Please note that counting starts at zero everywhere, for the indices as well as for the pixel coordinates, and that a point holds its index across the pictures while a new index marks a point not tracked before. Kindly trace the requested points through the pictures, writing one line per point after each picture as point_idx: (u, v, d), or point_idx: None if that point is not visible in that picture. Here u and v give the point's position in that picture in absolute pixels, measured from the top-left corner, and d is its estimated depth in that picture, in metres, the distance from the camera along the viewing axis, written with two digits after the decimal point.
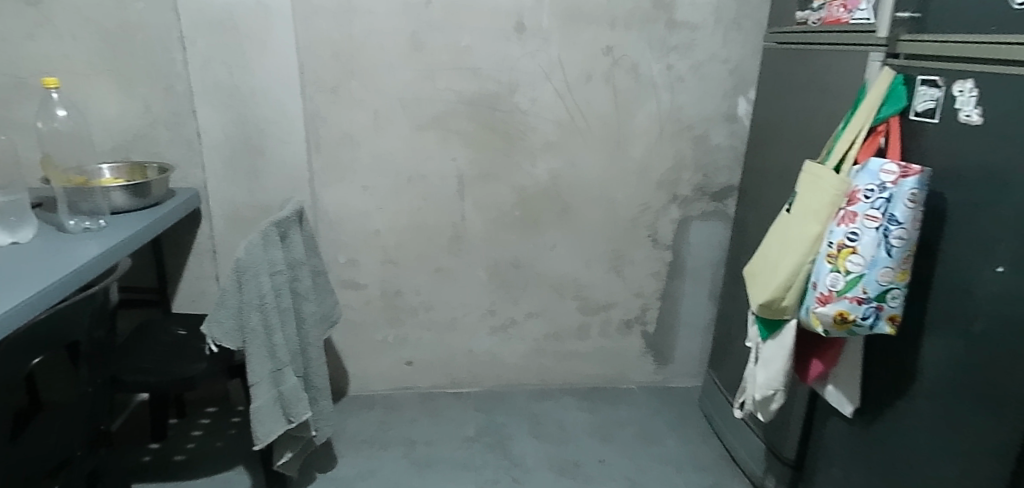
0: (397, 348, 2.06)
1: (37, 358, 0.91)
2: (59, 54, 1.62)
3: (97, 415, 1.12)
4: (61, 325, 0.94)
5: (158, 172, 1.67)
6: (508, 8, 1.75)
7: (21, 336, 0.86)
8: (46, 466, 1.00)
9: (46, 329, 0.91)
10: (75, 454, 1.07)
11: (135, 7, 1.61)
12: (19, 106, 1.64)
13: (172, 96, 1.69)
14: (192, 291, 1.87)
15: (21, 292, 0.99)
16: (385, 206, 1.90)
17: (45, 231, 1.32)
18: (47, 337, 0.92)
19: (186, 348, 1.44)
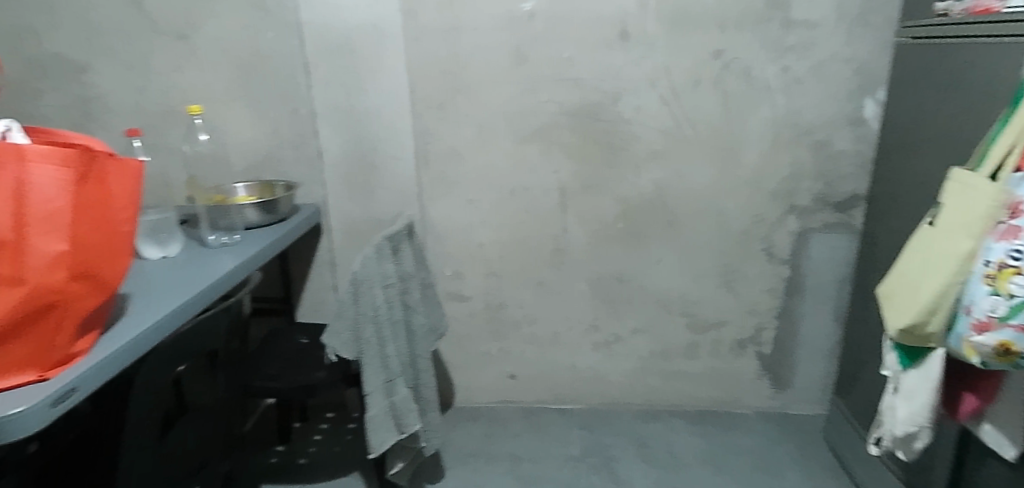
0: (500, 362, 2.06)
1: (181, 367, 0.98)
2: (202, 83, 1.77)
3: (229, 420, 1.19)
4: (201, 336, 1.01)
5: (284, 190, 1.79)
6: (611, 15, 1.72)
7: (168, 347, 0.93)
8: (187, 467, 1.08)
9: (189, 340, 0.98)
10: (211, 456, 1.15)
11: (265, 36, 1.73)
12: (168, 132, 1.81)
13: (297, 118, 1.80)
14: (312, 301, 1.98)
15: (171, 300, 1.07)
16: (489, 219, 1.92)
17: (189, 247, 1.44)
18: (190, 348, 0.99)
19: (309, 356, 1.52)
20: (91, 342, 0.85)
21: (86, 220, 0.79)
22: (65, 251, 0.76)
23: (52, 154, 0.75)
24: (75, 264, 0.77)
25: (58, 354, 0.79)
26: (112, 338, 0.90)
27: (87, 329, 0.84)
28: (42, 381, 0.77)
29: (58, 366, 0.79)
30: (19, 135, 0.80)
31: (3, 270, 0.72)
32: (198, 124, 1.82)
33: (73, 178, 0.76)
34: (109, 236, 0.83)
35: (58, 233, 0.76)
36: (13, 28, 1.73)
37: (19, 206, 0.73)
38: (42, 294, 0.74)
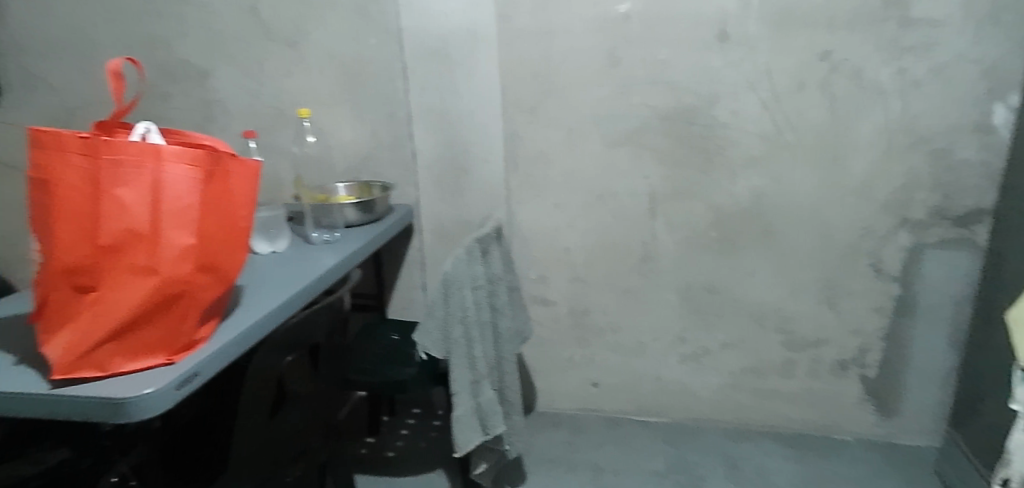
0: (583, 369, 2.04)
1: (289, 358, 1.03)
2: (309, 87, 1.87)
3: (328, 410, 1.24)
4: (305, 331, 1.05)
5: (381, 190, 1.86)
6: (710, 15, 1.66)
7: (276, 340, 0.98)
8: (289, 453, 1.13)
9: (295, 334, 1.03)
10: (311, 444, 1.20)
11: (367, 42, 1.80)
12: (278, 134, 1.92)
13: (394, 121, 1.86)
14: (402, 299, 2.04)
15: (278, 293, 1.13)
16: (576, 223, 1.90)
17: (295, 243, 1.52)
18: (295, 342, 1.04)
19: (400, 352, 1.57)
20: (212, 329, 0.91)
21: (211, 216, 0.85)
22: (193, 245, 0.82)
23: (184, 154, 0.80)
24: (201, 256, 0.83)
25: (184, 339, 0.85)
26: (229, 326, 0.96)
27: (208, 317, 0.90)
28: (170, 365, 0.83)
29: (183, 351, 0.85)
30: (156, 136, 0.86)
31: (140, 260, 0.79)
32: (306, 127, 1.91)
33: (201, 176, 0.82)
34: (230, 230, 0.89)
35: (187, 227, 0.81)
36: (145, 37, 1.88)
37: (156, 202, 0.79)
38: (173, 283, 0.80)
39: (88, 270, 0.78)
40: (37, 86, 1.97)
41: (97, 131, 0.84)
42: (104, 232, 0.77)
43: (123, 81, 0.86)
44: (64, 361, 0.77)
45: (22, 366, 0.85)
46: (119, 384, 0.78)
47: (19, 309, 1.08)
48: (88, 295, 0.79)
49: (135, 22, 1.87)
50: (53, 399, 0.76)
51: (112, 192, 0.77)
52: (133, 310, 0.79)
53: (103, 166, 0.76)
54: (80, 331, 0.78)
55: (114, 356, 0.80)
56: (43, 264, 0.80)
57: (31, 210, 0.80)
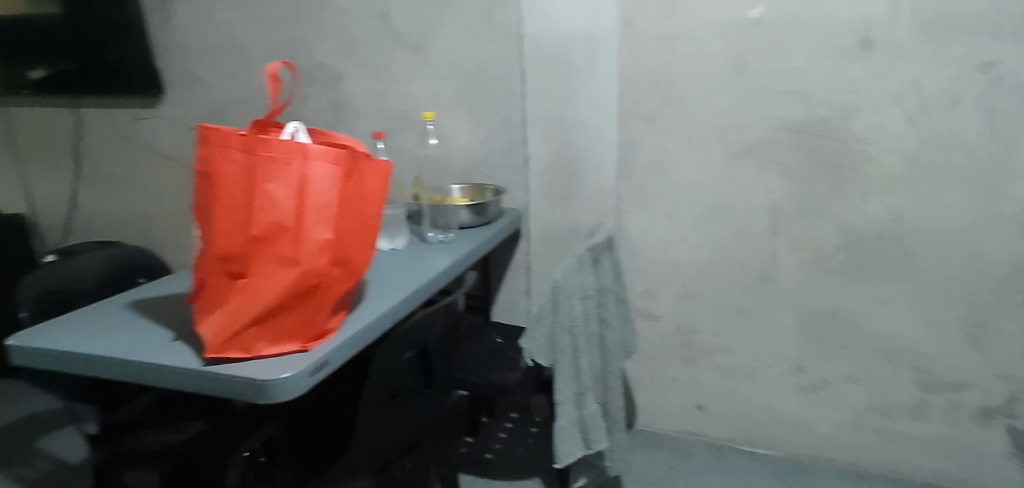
0: (689, 390, 1.96)
1: (409, 354, 1.14)
2: (431, 91, 1.93)
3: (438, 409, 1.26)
4: None
5: (493, 194, 1.88)
6: (852, 22, 1.55)
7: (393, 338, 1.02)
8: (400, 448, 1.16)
9: None
10: (421, 441, 1.23)
11: (488, 47, 1.83)
12: (400, 135, 1.99)
13: (508, 125, 1.88)
14: (506, 303, 2.05)
15: (397, 290, 1.17)
16: (689, 237, 1.82)
17: (412, 241, 1.58)
18: None
19: (504, 356, 1.58)
20: (341, 320, 0.96)
21: (348, 212, 0.89)
22: (330, 239, 0.86)
23: (329, 153, 0.85)
24: (337, 250, 0.87)
25: (317, 328, 0.89)
26: (356, 319, 1.00)
27: (339, 309, 0.95)
28: (303, 352, 0.88)
29: (316, 340, 0.90)
30: (304, 136, 0.91)
31: (284, 251, 0.84)
32: (429, 130, 1.96)
33: (341, 175, 0.86)
34: (365, 227, 0.92)
35: (327, 223, 0.86)
36: (286, 41, 2.02)
37: (301, 197, 0.83)
38: (311, 275, 0.85)
39: (240, 257, 0.84)
40: (194, 85, 2.16)
41: (254, 129, 0.91)
42: (256, 223, 0.82)
43: (279, 83, 0.92)
44: (215, 340, 0.84)
45: (178, 343, 0.93)
46: (260, 367, 0.84)
47: (175, 290, 1.19)
48: (239, 281, 0.85)
49: (279, 27, 2.01)
50: (204, 375, 0.83)
51: (264, 186, 0.82)
52: (276, 298, 0.84)
53: (259, 162, 0.82)
54: (230, 314, 0.84)
55: (256, 339, 0.85)
56: (203, 250, 0.88)
57: (196, 200, 0.88)
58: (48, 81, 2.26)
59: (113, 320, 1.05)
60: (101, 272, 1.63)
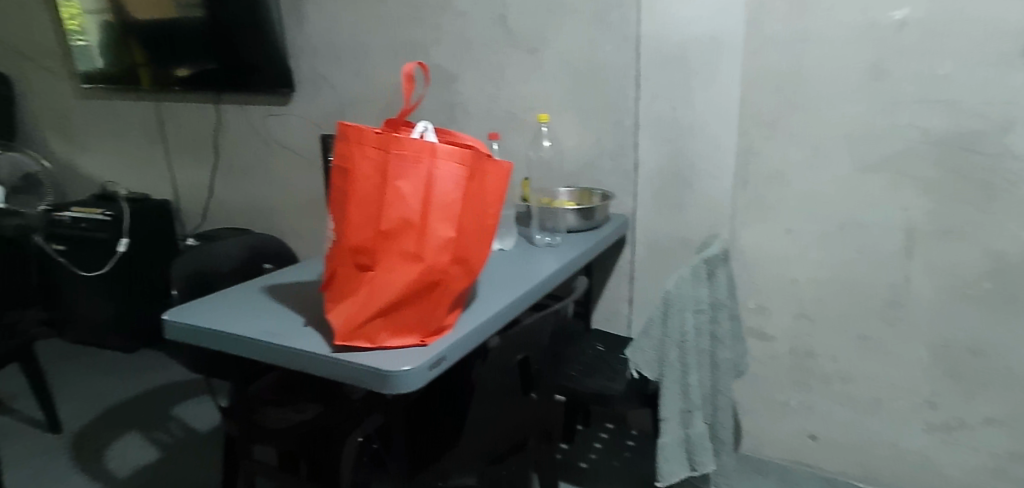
0: (800, 417, 1.84)
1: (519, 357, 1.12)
2: (543, 93, 1.92)
3: (546, 412, 1.31)
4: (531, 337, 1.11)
5: (601, 199, 1.85)
6: (1014, 24, 1.39)
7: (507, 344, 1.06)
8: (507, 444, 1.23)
9: (522, 339, 1.09)
10: (525, 439, 1.28)
11: (604, 49, 1.81)
12: (510, 137, 2.01)
13: (620, 129, 1.84)
14: (607, 310, 2.02)
15: (506, 292, 1.18)
16: (809, 254, 1.71)
17: (520, 242, 1.59)
18: (522, 344, 1.10)
19: (607, 365, 1.56)
20: (455, 318, 0.99)
21: (469, 212, 0.92)
22: (452, 237, 0.89)
23: (455, 153, 0.88)
24: (457, 249, 0.90)
25: (435, 324, 0.93)
26: (468, 318, 1.03)
27: (455, 306, 0.98)
28: (422, 346, 0.91)
29: (433, 335, 0.94)
30: (432, 135, 0.95)
31: (409, 247, 0.87)
32: (543, 132, 1.95)
33: (465, 175, 0.89)
34: (484, 227, 0.95)
35: (449, 221, 0.89)
36: (406, 43, 2.09)
37: (428, 195, 0.87)
38: (433, 271, 0.89)
39: (369, 250, 0.89)
40: (320, 85, 2.29)
41: (386, 128, 0.96)
42: (385, 218, 0.86)
43: (413, 85, 0.97)
44: (343, 329, 0.89)
45: (309, 329, 1.00)
46: (382, 358, 0.88)
47: (306, 281, 1.30)
48: (366, 274, 0.90)
49: (401, 30, 2.08)
50: (331, 361, 0.88)
51: (394, 182, 0.86)
52: (399, 292, 0.88)
53: (391, 159, 0.86)
54: (356, 304, 0.89)
55: (379, 330, 0.90)
56: (334, 242, 0.93)
57: (330, 194, 0.93)
58: (194, 79, 2.47)
59: (251, 304, 1.15)
60: (240, 256, 1.73)
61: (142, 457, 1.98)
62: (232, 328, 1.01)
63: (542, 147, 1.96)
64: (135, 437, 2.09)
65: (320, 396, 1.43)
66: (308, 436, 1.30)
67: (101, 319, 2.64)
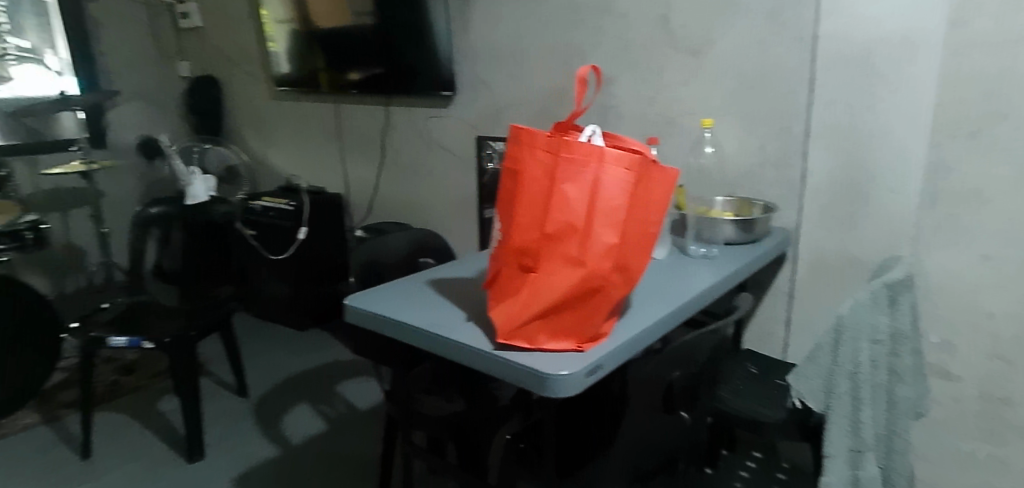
0: (990, 473, 1.60)
1: (675, 373, 1.20)
2: (705, 97, 1.84)
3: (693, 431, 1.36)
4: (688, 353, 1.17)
5: (762, 210, 1.72)
6: None
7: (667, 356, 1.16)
8: (661, 459, 1.31)
9: (680, 354, 1.16)
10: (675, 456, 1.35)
11: (774, 50, 1.70)
12: (665, 142, 1.95)
13: (787, 137, 1.72)
14: (760, 330, 1.90)
15: (661, 305, 1.21)
16: (1008, 285, 1.48)
17: (673, 253, 1.58)
18: (679, 361, 1.18)
19: (766, 390, 1.49)
20: (611, 326, 1.06)
21: (634, 219, 0.97)
22: (614, 244, 0.95)
23: (623, 158, 0.94)
24: (619, 256, 0.97)
25: (591, 332, 1.01)
26: (622, 329, 1.09)
27: (612, 316, 1.05)
28: (578, 351, 1.00)
29: (589, 342, 1.02)
30: (599, 138, 1.02)
31: (573, 251, 0.96)
32: (705, 138, 1.87)
33: (632, 180, 0.95)
34: (647, 237, 1.00)
35: (613, 228, 0.95)
36: (565, 48, 2.11)
37: (593, 199, 0.95)
38: (594, 276, 0.96)
39: (533, 252, 0.99)
40: (479, 88, 2.39)
41: (555, 131, 1.02)
42: (550, 221, 0.96)
43: (585, 88, 1.00)
44: (504, 328, 1.01)
45: (469, 324, 1.12)
46: (540, 359, 0.98)
47: (467, 276, 1.41)
48: (528, 274, 1.00)
49: (560, 34, 2.11)
50: (492, 357, 1.00)
51: (562, 185, 0.95)
52: (559, 294, 0.97)
53: (561, 163, 0.95)
54: (519, 303, 1.00)
55: (538, 332, 1.00)
56: (503, 243, 1.05)
57: (502, 198, 1.05)
58: (365, 82, 2.67)
59: (425, 294, 1.29)
60: (405, 249, 1.89)
61: (311, 427, 2.18)
62: (404, 316, 1.16)
63: (703, 153, 1.88)
64: (305, 408, 2.32)
65: (468, 391, 1.53)
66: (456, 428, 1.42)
67: (282, 297, 2.95)
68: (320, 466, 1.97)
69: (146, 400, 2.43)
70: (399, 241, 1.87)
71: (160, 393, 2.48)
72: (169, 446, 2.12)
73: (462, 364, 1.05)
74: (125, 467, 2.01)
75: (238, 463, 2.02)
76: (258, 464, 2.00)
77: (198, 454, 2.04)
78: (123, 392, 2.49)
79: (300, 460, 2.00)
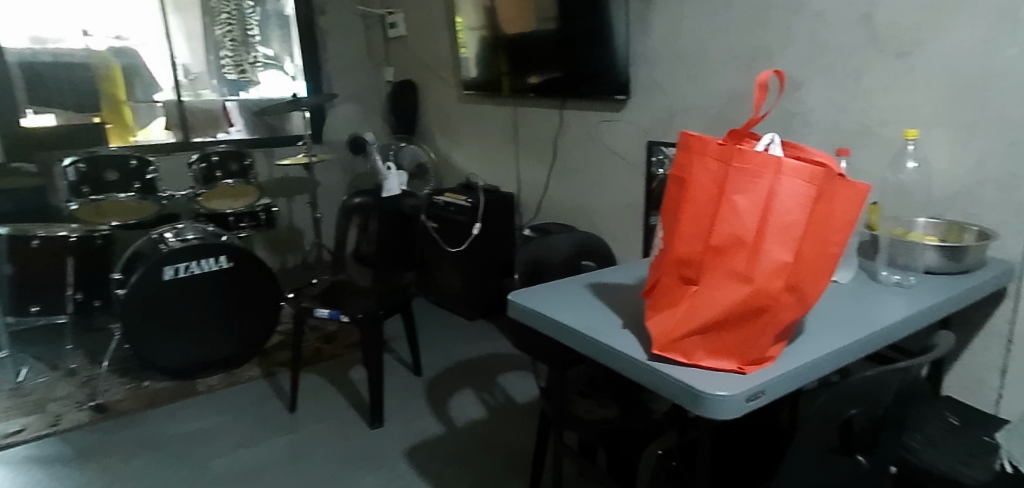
0: None
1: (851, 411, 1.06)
2: (911, 104, 1.62)
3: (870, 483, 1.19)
4: (871, 388, 1.04)
5: (977, 237, 1.46)
6: None
7: (843, 390, 1.04)
8: None
9: (859, 390, 1.04)
10: None
11: (1005, 52, 1.44)
12: (859, 154, 1.75)
13: (1017, 153, 1.45)
14: (966, 376, 1.63)
15: (842, 334, 1.10)
16: None
17: (860, 277, 1.42)
18: (859, 396, 1.05)
19: (970, 449, 1.27)
20: (779, 350, 1.00)
21: (811, 237, 0.91)
22: (787, 263, 0.90)
23: (803, 171, 0.89)
24: (791, 276, 0.91)
25: (755, 354, 0.96)
26: (792, 354, 1.02)
27: (780, 339, 0.99)
28: (739, 373, 0.96)
29: (752, 364, 0.97)
30: (777, 147, 0.95)
31: (740, 267, 0.92)
32: (908, 151, 1.64)
33: (812, 195, 0.89)
34: (826, 257, 0.93)
35: (787, 245, 0.90)
36: (750, 50, 1.99)
37: (766, 213, 0.90)
38: (762, 294, 0.91)
39: (695, 264, 0.96)
40: (654, 92, 2.34)
41: (729, 138, 0.97)
42: (717, 233, 0.92)
43: (765, 94, 0.93)
44: (661, 340, 0.99)
45: (625, 331, 1.12)
46: (697, 377, 0.95)
47: (626, 283, 1.40)
48: (689, 287, 0.97)
49: (745, 36, 1.99)
50: (646, 368, 0.99)
51: (731, 197, 0.91)
52: (722, 311, 0.94)
53: (731, 173, 0.91)
54: (677, 316, 0.98)
55: (696, 347, 0.98)
56: (664, 252, 1.02)
57: (666, 205, 1.03)
58: (544, 86, 2.75)
59: (582, 297, 1.31)
60: (569, 251, 1.93)
61: (474, 413, 2.32)
62: (560, 316, 1.20)
63: (904, 168, 1.66)
64: (469, 394, 2.47)
65: (623, 399, 1.54)
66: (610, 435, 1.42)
67: (456, 287, 3.16)
68: (479, 450, 2.08)
69: (340, 368, 2.76)
70: (563, 243, 1.92)
71: (351, 363, 2.80)
72: (356, 410, 2.40)
73: (615, 370, 1.06)
74: (320, 423, 2.32)
75: (410, 435, 2.21)
76: (427, 440, 2.17)
77: (378, 421, 2.27)
78: (323, 358, 2.85)
79: (464, 442, 2.14)
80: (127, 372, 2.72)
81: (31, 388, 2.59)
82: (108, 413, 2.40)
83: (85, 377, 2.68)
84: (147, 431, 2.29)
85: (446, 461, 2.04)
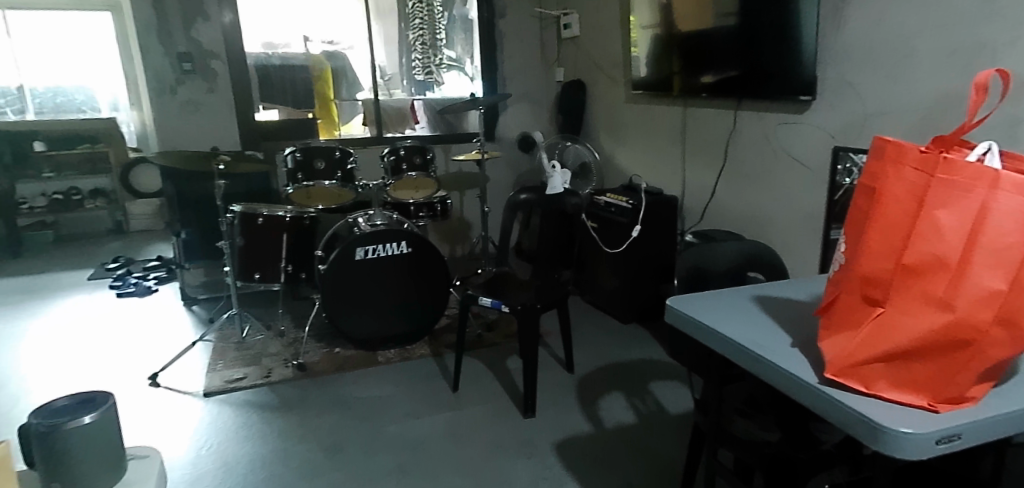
0: None
1: None
2: None
3: None
4: None
5: None
6: None
7: None
8: None
9: None
10: None
11: None
12: None
13: None
14: None
15: None
16: None
17: None
18: None
19: None
20: (982, 391, 0.88)
21: None
22: (1001, 292, 0.80)
23: None
24: (1005, 308, 0.80)
25: (952, 392, 0.86)
26: (998, 398, 0.90)
27: (985, 379, 0.87)
28: (929, 411, 0.87)
29: (947, 403, 0.87)
30: (995, 157, 0.83)
31: (938, 292, 0.83)
32: None
33: None
34: None
35: (1002, 272, 0.79)
36: (967, 47, 1.76)
37: (975, 233, 0.80)
38: (964, 324, 0.82)
39: (883, 284, 0.88)
40: (845, 93, 2.15)
41: (934, 145, 0.87)
42: (912, 252, 0.84)
43: (983, 96, 0.81)
44: (836, 363, 0.92)
45: (795, 350, 1.06)
46: (877, 408, 0.88)
47: (799, 299, 1.31)
48: (875, 309, 0.89)
49: (962, 31, 1.77)
50: (817, 391, 0.93)
51: (933, 212, 0.82)
52: (915, 339, 0.85)
53: (934, 185, 0.82)
54: (857, 340, 0.90)
55: (879, 377, 0.89)
56: (846, 268, 0.95)
57: (852, 217, 0.95)
58: (717, 85, 2.65)
59: (747, 309, 1.25)
60: (734, 259, 1.86)
61: (624, 416, 2.31)
62: (723, 328, 1.16)
63: None
64: (620, 397, 2.46)
65: (787, 425, 1.42)
66: (772, 460, 1.33)
67: (613, 288, 3.16)
68: (630, 455, 2.07)
69: (498, 355, 2.89)
70: (729, 251, 1.86)
71: (509, 352, 2.92)
72: (512, 399, 2.49)
73: (782, 391, 1.00)
74: (479, 405, 2.46)
75: (562, 429, 2.26)
76: (577, 436, 2.21)
77: (531, 411, 2.35)
78: (484, 343, 3.01)
79: (613, 444, 2.14)
80: (322, 338, 3.09)
81: (252, 343, 3.05)
82: (307, 372, 2.74)
83: (290, 338, 3.10)
84: (335, 391, 2.59)
85: (595, 460, 2.06)
